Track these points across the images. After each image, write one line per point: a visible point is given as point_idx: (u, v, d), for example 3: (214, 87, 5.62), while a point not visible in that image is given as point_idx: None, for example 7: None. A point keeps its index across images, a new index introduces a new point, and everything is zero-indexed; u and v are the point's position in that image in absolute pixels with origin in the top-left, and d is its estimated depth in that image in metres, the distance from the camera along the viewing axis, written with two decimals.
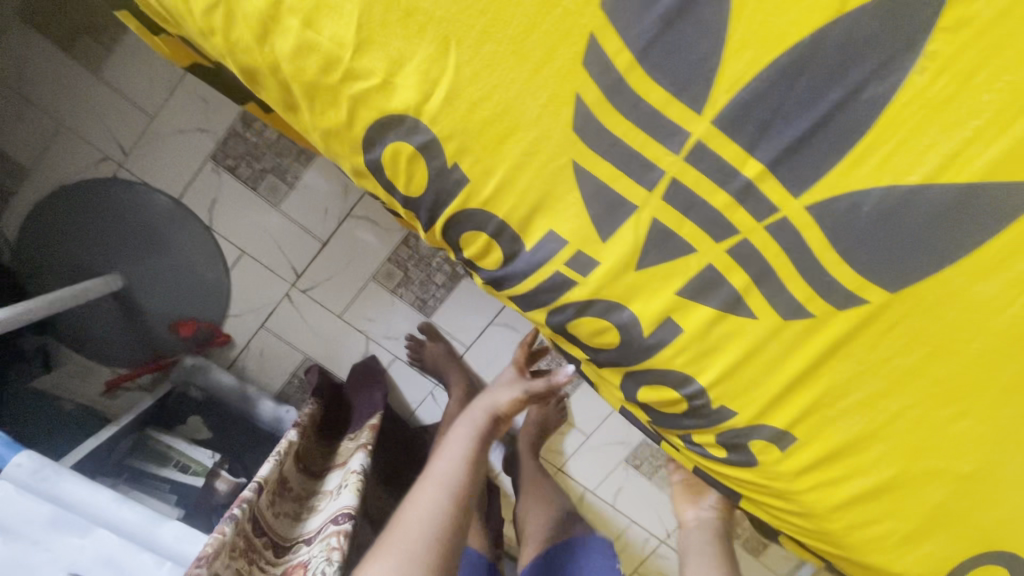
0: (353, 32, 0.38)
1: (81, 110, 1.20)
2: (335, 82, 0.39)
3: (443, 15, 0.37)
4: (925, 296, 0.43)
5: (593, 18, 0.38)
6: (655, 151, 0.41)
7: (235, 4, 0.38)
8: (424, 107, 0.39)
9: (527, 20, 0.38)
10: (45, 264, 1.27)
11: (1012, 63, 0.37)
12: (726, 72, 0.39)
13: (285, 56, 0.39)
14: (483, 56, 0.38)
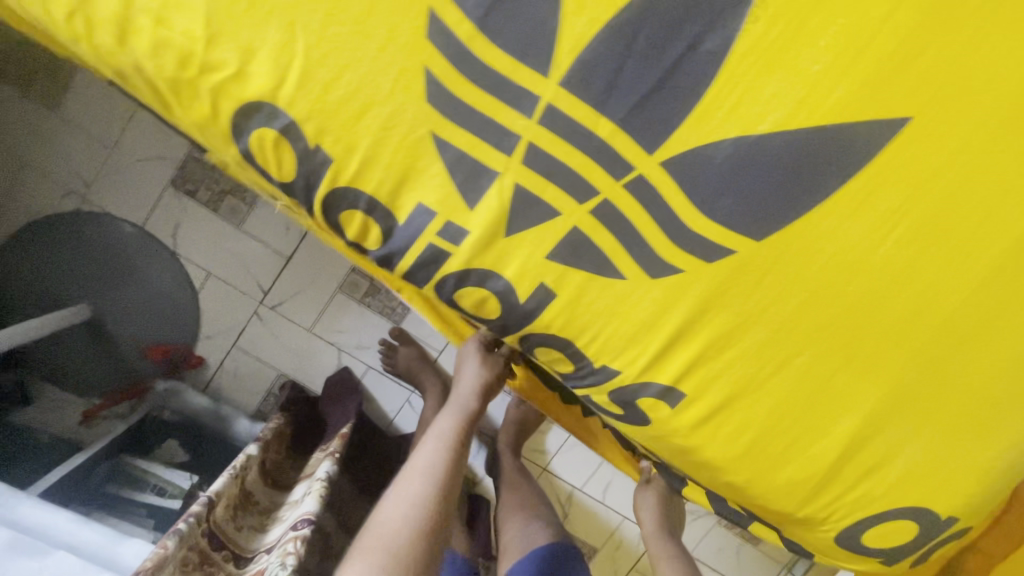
0: (200, 26, 0.40)
1: (42, 148, 1.24)
2: (194, 76, 0.41)
3: (284, 1, 0.39)
4: (795, 241, 0.42)
5: None
6: (508, 117, 0.42)
7: (89, 8, 0.40)
8: (279, 92, 0.41)
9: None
10: (15, 300, 1.29)
11: (847, 2, 0.37)
12: (567, 33, 0.40)
13: (145, 55, 0.41)
14: (329, 37, 0.40)
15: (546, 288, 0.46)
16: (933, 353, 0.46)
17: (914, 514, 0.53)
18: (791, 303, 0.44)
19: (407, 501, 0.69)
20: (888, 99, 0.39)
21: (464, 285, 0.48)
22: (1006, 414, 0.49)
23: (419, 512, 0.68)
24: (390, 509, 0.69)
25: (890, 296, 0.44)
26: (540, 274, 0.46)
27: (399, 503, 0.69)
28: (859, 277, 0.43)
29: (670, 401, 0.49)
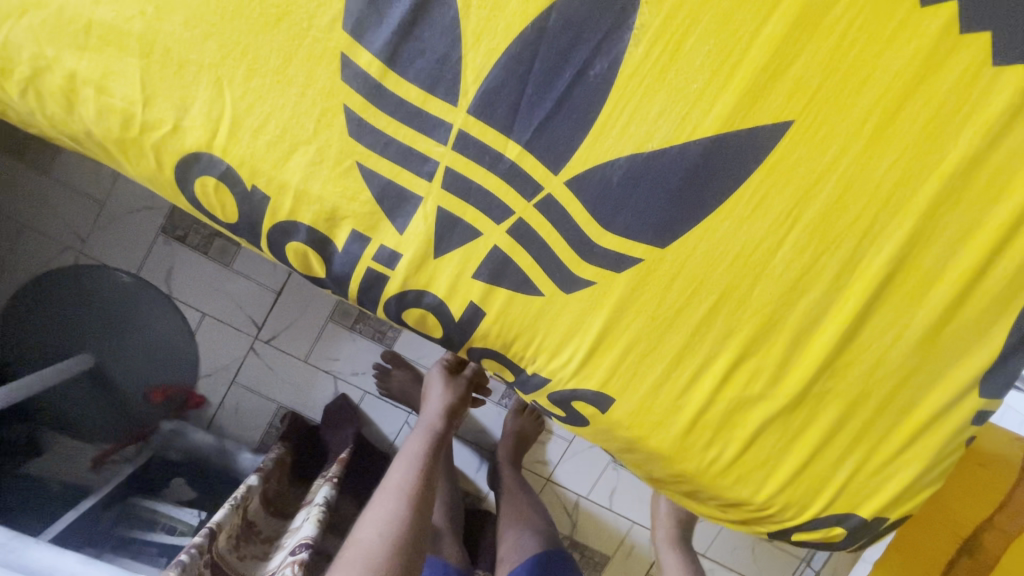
0: (139, 91, 0.44)
1: (38, 208, 1.30)
2: (137, 134, 0.46)
3: (210, 61, 0.43)
4: (699, 242, 0.47)
5: (341, 39, 0.43)
6: (425, 145, 0.46)
7: (41, 83, 0.45)
8: (213, 142, 0.45)
9: (283, 52, 0.43)
10: (22, 354, 1.34)
11: (712, 28, 0.42)
12: (469, 64, 0.44)
13: (92, 119, 0.46)
14: (254, 89, 0.44)
15: (474, 306, 0.50)
16: (840, 333, 0.50)
17: (856, 483, 0.56)
18: (699, 310, 0.49)
19: (384, 515, 0.72)
20: (759, 108, 0.44)
21: (404, 302, 0.51)
22: (914, 387, 0.53)
23: (394, 523, 0.71)
24: (361, 531, 0.71)
25: (791, 294, 0.49)
26: (472, 287, 0.49)
27: (370, 524, 0.71)
28: (757, 278, 0.48)
29: (601, 405, 0.53)
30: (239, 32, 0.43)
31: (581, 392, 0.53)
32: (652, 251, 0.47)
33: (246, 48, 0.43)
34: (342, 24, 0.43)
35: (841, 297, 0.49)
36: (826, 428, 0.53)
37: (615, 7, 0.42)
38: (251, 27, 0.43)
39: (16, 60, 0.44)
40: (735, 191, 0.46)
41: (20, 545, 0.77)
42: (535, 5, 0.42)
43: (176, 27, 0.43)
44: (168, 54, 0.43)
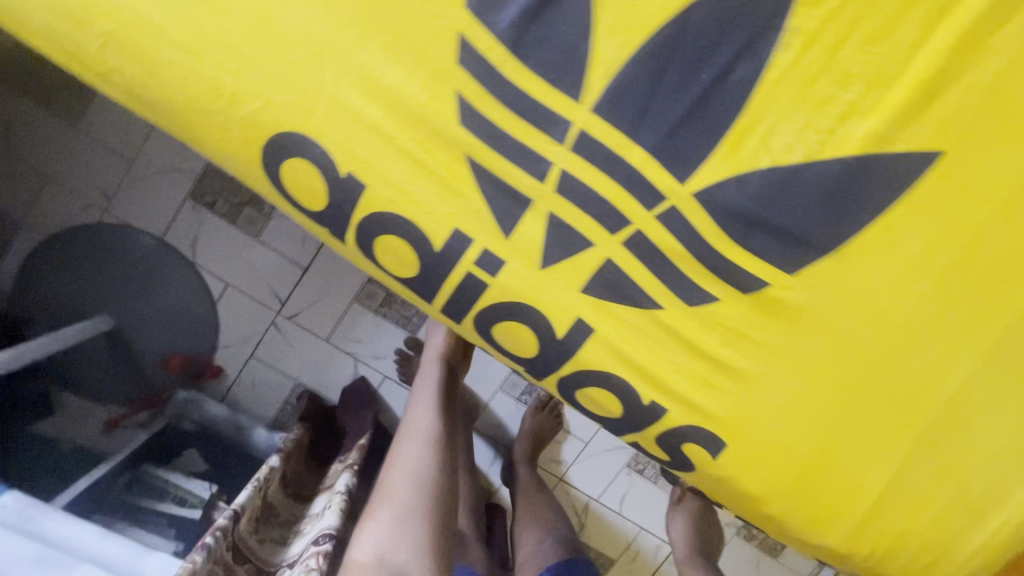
0: (231, 57, 0.40)
1: (65, 162, 1.26)
2: (224, 106, 0.42)
3: (313, 31, 0.39)
4: (827, 273, 0.43)
5: (459, 17, 0.39)
6: (541, 143, 0.42)
7: (122, 41, 0.40)
8: (310, 122, 0.41)
9: (396, 27, 0.39)
10: (38, 311, 1.30)
11: (878, 28, 0.37)
12: (600, 56, 0.40)
13: (176, 87, 0.41)
14: (358, 66, 0.40)
15: (580, 321, 0.47)
16: (960, 383, 0.46)
17: (951, 544, 0.52)
18: (813, 348, 0.45)
19: (394, 511, 0.70)
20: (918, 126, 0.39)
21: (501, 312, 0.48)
22: None
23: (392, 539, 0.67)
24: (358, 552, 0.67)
25: (911, 339, 0.45)
26: (578, 301, 0.46)
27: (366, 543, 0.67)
28: (881, 321, 0.44)
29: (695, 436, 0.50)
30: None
31: (673, 420, 0.50)
32: (774, 280, 0.43)
33: (354, 19, 0.38)
34: (464, 1, 0.38)
35: (964, 347, 0.45)
36: (929, 484, 0.49)
37: (770, 4, 0.37)
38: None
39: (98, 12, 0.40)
40: (876, 219, 0.41)
41: (34, 515, 0.78)
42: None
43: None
44: (267, 18, 0.38)
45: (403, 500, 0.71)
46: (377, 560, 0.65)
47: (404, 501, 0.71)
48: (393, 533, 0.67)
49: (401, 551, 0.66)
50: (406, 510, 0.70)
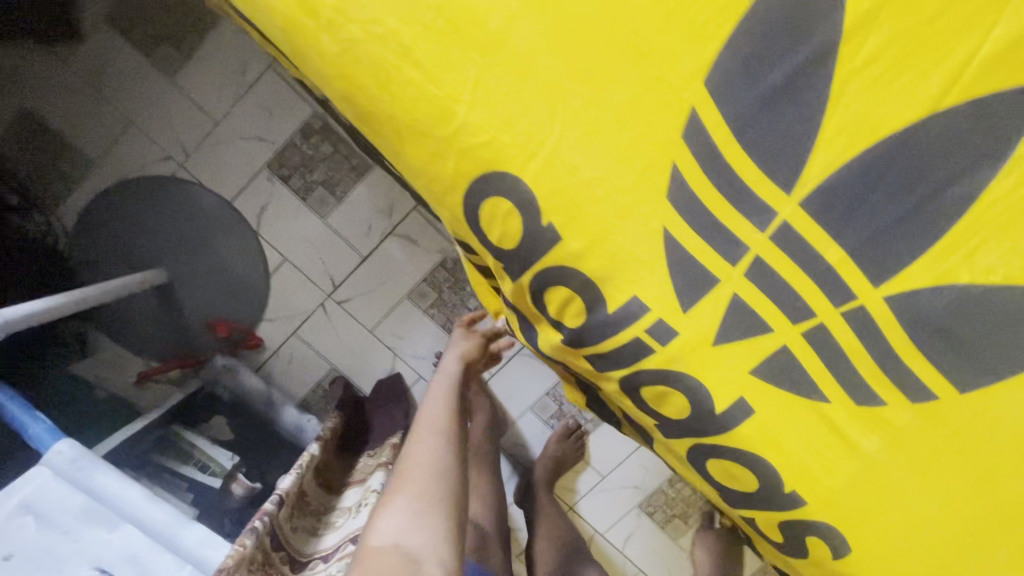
0: (467, 87, 0.40)
1: (151, 112, 1.25)
2: (444, 133, 0.42)
3: (555, 78, 0.39)
4: (1004, 399, 0.41)
5: (695, 93, 0.40)
6: (741, 228, 0.42)
7: (355, 49, 0.40)
8: (526, 165, 0.42)
9: (631, 95, 0.40)
10: (94, 253, 1.29)
11: None
12: (817, 159, 0.40)
13: (401, 96, 0.41)
14: (587, 121, 0.40)
15: (743, 402, 0.45)
16: None
17: None
18: (961, 481, 0.44)
19: (413, 499, 0.68)
20: None
21: (661, 379, 0.46)
22: None
23: (413, 523, 0.65)
24: (372, 542, 0.64)
25: None
26: (747, 382, 0.45)
27: (381, 532, 0.65)
28: None
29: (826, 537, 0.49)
30: (595, 59, 0.39)
31: (807, 512, 0.48)
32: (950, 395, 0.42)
33: (594, 76, 0.39)
34: (705, 77, 0.40)
35: None
36: None
37: (998, 131, 0.36)
38: (610, 52, 0.39)
39: (345, 23, 0.39)
40: None
41: (93, 466, 0.81)
42: (905, 113, 0.38)
43: (531, 34, 0.38)
44: (514, 58, 0.39)
45: (424, 488, 0.69)
46: (393, 545, 0.63)
47: (423, 489, 0.69)
48: (413, 519, 0.66)
49: (419, 538, 0.64)
50: (426, 499, 0.68)
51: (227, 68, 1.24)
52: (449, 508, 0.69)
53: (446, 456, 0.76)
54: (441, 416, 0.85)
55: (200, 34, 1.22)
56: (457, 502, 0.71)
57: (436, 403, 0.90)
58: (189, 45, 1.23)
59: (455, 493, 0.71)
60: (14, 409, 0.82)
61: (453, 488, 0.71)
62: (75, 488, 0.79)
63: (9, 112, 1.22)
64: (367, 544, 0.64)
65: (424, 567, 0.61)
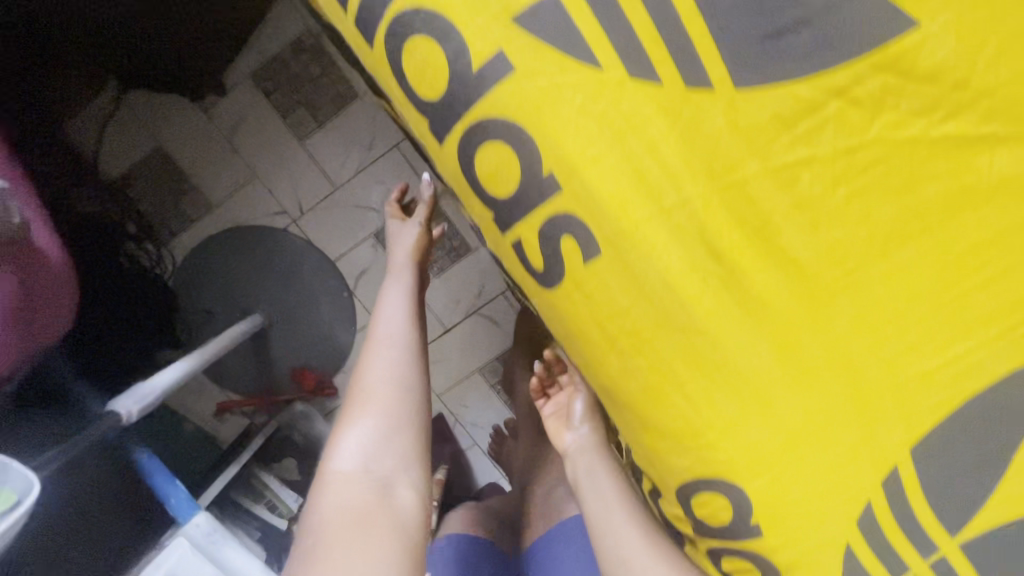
0: (721, 421, 0.49)
1: (277, 169, 1.31)
2: (691, 445, 0.51)
3: (793, 428, 0.48)
4: None
5: (900, 455, 0.49)
6: (911, 556, 0.51)
7: (636, 370, 0.49)
8: (749, 482, 0.51)
9: (849, 448, 0.49)
10: (194, 290, 1.35)
11: None
12: (979, 517, 0.49)
13: (661, 411, 0.50)
14: (807, 461, 0.49)
15: None
16: None
17: None
18: None
19: (379, 419, 0.62)
20: None
21: None
22: None
23: (384, 439, 0.61)
24: (335, 470, 0.59)
25: None
26: None
27: (343, 461, 0.59)
28: None
29: None
30: (829, 420, 0.48)
31: None
32: None
33: (823, 432, 0.48)
34: (910, 445, 0.48)
35: None
36: None
37: None
38: (844, 417, 0.48)
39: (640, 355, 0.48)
40: None
41: (219, 544, 0.83)
42: None
43: (788, 395, 0.48)
44: (767, 409, 0.48)
45: (391, 403, 0.63)
46: (360, 471, 0.58)
47: (390, 405, 0.63)
48: (379, 432, 0.61)
49: (390, 455, 0.60)
50: (390, 413, 0.62)
51: (355, 140, 1.30)
52: (423, 421, 0.64)
53: (413, 361, 0.68)
54: (405, 310, 0.75)
55: (337, 107, 1.28)
56: (427, 414, 0.66)
57: (394, 293, 0.78)
58: (325, 115, 1.28)
59: (422, 400, 0.65)
60: (158, 475, 0.90)
61: (420, 399, 0.65)
62: (206, 561, 0.83)
63: (145, 149, 1.29)
64: (329, 463, 0.59)
65: (397, 490, 0.58)
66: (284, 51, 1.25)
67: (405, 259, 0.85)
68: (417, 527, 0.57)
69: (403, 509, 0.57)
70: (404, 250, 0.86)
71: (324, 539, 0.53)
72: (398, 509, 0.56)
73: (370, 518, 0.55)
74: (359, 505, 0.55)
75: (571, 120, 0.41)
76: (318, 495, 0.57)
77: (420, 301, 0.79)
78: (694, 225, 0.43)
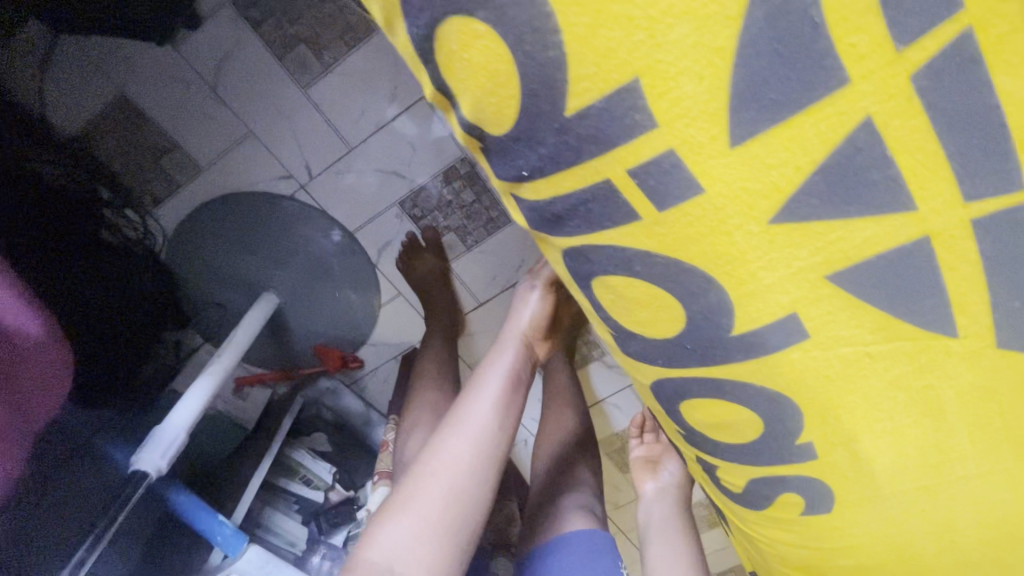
0: (846, 540, 0.56)
1: (275, 122, 1.06)
2: (809, 539, 0.58)
3: (938, 557, 0.55)
4: None
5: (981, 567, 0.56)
6: None
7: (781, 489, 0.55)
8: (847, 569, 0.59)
9: (955, 559, 0.55)
10: (196, 264, 1.19)
11: None
12: None
13: (811, 532, 0.57)
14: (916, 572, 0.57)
15: None
16: None
17: None
18: None
19: (411, 530, 0.65)
20: None
21: None
22: None
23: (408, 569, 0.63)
24: (368, 556, 0.65)
25: None
26: None
27: (375, 552, 0.65)
28: None
29: None
30: (960, 553, 0.55)
31: None
32: None
33: (944, 555, 0.55)
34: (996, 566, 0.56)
35: None
36: None
37: None
38: (971, 552, 0.55)
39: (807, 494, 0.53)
40: None
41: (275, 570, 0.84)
42: None
43: (923, 544, 0.54)
44: (899, 546, 0.55)
45: (418, 541, 0.64)
46: (386, 567, 0.63)
47: (433, 513, 0.66)
48: (403, 558, 0.63)
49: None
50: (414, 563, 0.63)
51: (371, 87, 1.03)
52: (452, 551, 0.66)
53: (455, 499, 0.68)
54: (484, 416, 0.74)
55: (348, 44, 0.99)
56: (463, 539, 0.67)
57: (488, 388, 0.78)
58: (333, 55, 1.00)
59: (454, 545, 0.66)
60: (200, 514, 0.84)
61: (457, 532, 0.67)
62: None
63: (106, 96, 1.02)
64: (371, 543, 0.66)
65: None
66: None
67: (514, 344, 0.85)
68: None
69: None
70: (515, 338, 0.86)
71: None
72: None
73: None
74: None
75: (848, 326, 0.41)
76: (355, 568, 0.65)
77: (507, 409, 0.76)
78: (917, 393, 0.44)
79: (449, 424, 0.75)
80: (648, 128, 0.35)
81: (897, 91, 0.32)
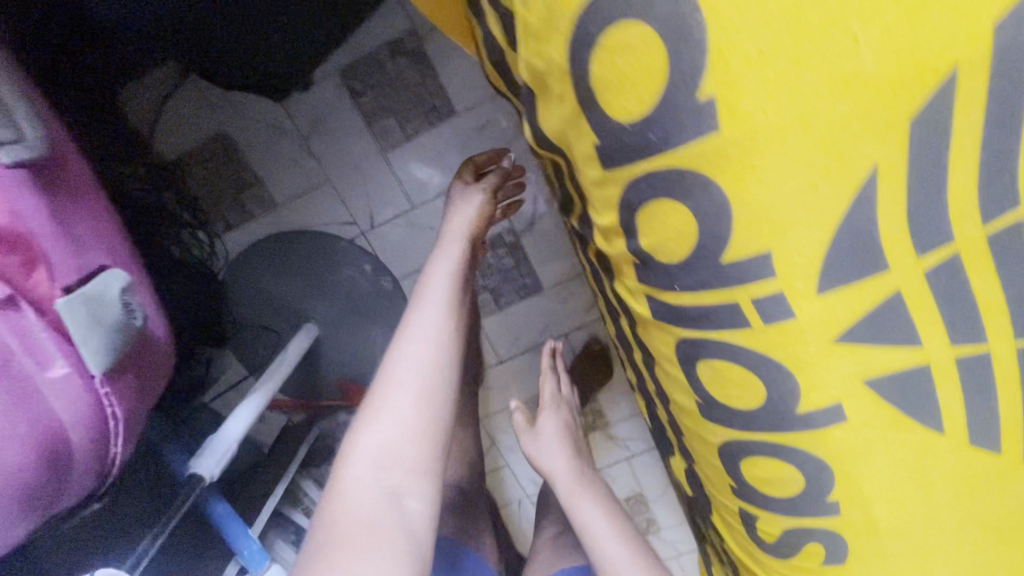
0: None
1: (350, 175, 1.20)
2: None
3: None
4: None
5: None
6: None
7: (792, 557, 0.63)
8: None
9: None
10: (247, 288, 1.29)
11: None
12: None
13: None
14: None
15: None
16: None
17: None
18: None
19: (389, 434, 0.59)
20: None
21: None
22: None
23: (398, 466, 0.58)
24: (350, 473, 0.58)
25: None
26: None
27: (357, 465, 0.58)
28: None
29: None
30: None
31: None
32: None
33: None
34: None
35: None
36: None
37: None
38: None
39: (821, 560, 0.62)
40: None
41: None
42: None
43: None
44: None
45: (401, 445, 0.58)
46: (375, 474, 0.58)
47: (408, 414, 0.60)
48: (390, 461, 0.58)
49: (401, 477, 0.58)
50: (403, 467, 0.58)
51: (441, 159, 1.18)
52: (435, 443, 0.60)
53: (429, 397, 0.61)
54: (437, 315, 0.67)
55: (430, 121, 1.15)
56: (445, 431, 0.62)
57: (433, 292, 0.69)
58: (414, 128, 1.15)
59: (439, 433, 0.61)
60: (232, 526, 0.88)
61: (439, 424, 0.61)
62: None
63: (208, 132, 1.15)
64: (347, 461, 0.59)
65: (409, 500, 0.58)
66: (381, 49, 1.10)
67: (456, 242, 0.77)
68: (418, 535, 0.57)
69: (415, 526, 0.57)
70: (456, 238, 0.77)
71: (339, 537, 0.54)
72: (409, 519, 0.57)
73: (376, 532, 0.54)
74: (368, 518, 0.55)
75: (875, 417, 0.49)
76: (338, 488, 0.58)
77: (455, 298, 0.70)
78: (917, 472, 0.53)
79: (401, 328, 0.67)
80: (767, 278, 0.40)
81: (920, 267, 0.42)
